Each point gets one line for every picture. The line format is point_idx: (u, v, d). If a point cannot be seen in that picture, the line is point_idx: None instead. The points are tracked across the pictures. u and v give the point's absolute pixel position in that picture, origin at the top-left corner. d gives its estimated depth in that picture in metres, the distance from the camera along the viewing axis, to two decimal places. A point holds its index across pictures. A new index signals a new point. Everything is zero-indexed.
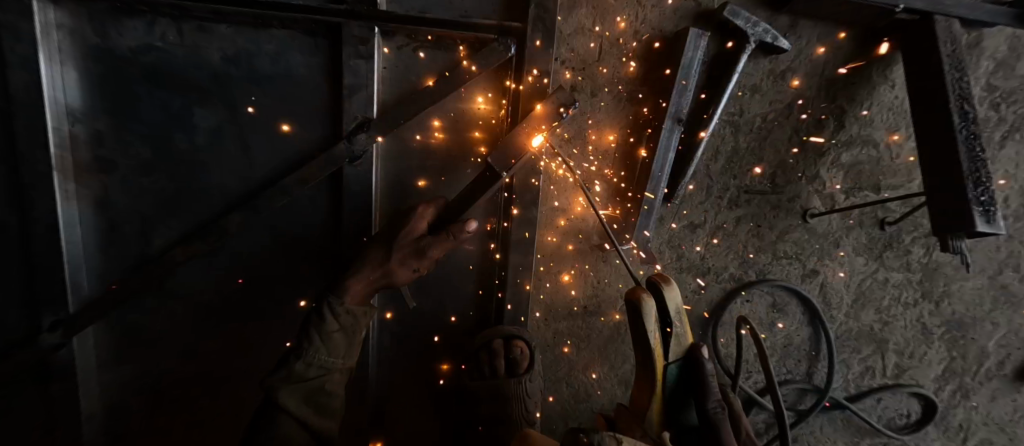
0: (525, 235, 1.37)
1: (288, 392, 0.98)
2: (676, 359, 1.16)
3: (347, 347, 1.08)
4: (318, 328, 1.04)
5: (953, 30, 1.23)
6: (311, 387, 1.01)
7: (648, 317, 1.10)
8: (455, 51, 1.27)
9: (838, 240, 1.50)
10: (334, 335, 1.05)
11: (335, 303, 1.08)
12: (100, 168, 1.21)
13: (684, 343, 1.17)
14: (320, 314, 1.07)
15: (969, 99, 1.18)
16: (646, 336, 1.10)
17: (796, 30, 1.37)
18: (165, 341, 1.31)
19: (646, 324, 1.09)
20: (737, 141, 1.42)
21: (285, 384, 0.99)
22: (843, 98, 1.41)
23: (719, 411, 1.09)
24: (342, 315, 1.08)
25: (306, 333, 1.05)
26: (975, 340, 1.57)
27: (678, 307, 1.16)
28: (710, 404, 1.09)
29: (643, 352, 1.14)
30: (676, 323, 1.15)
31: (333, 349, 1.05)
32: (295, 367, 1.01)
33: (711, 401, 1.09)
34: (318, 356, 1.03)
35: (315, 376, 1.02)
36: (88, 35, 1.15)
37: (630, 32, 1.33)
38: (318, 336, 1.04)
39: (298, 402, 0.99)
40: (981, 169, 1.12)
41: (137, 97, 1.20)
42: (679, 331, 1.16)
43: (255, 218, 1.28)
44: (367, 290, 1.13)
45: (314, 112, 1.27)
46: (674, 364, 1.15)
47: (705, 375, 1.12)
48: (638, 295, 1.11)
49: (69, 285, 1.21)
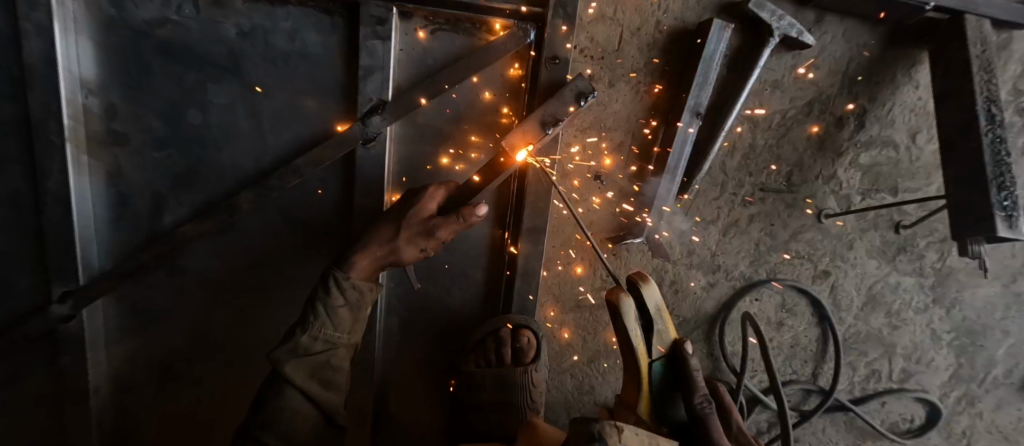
0: (537, 226, 1.36)
1: (295, 366, 1.00)
2: (660, 356, 1.13)
3: (346, 321, 1.06)
4: (324, 302, 1.04)
5: (983, 31, 1.18)
6: (317, 362, 1.02)
7: (626, 316, 1.05)
8: (474, 35, 1.25)
9: (852, 242, 1.49)
10: (340, 311, 1.05)
11: (340, 275, 1.06)
12: (113, 141, 1.22)
13: (667, 339, 1.14)
14: (325, 289, 1.05)
15: (997, 101, 1.14)
16: (629, 337, 1.05)
17: (821, 25, 1.31)
18: (172, 317, 1.32)
19: (625, 322, 1.04)
20: (755, 137, 1.38)
21: (290, 357, 1.00)
22: (865, 98, 1.37)
23: (705, 405, 1.06)
24: (348, 290, 1.06)
25: (311, 307, 1.05)
26: (983, 347, 1.59)
27: (657, 305, 1.13)
28: (696, 399, 1.07)
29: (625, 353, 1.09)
30: (657, 320, 1.12)
31: (339, 323, 1.05)
32: (301, 340, 1.01)
33: (698, 395, 1.08)
34: (324, 331, 1.03)
35: (321, 351, 1.02)
36: (104, 6, 1.15)
37: (652, 21, 1.30)
38: (324, 310, 1.04)
39: (305, 377, 1.01)
40: (1005, 173, 1.08)
41: (151, 71, 1.20)
42: (662, 328, 1.13)
43: (266, 198, 1.27)
44: (373, 265, 1.10)
45: (326, 90, 1.25)
46: (659, 361, 1.12)
47: (692, 371, 1.10)
48: (616, 294, 1.06)
49: (81, 259, 1.22)
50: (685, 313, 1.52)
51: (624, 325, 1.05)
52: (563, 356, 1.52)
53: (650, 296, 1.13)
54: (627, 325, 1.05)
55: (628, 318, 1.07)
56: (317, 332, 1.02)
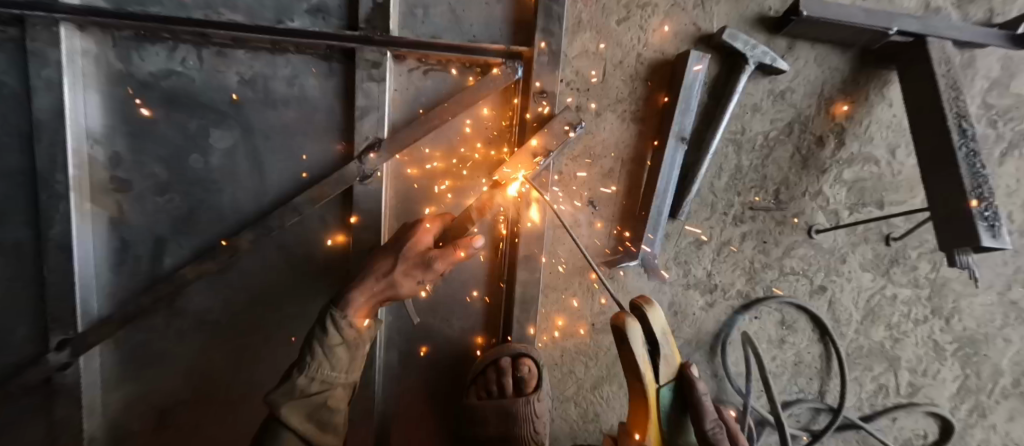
0: (532, 253, 1.36)
1: (291, 408, 0.99)
2: (667, 382, 1.11)
3: (342, 361, 1.06)
4: (321, 341, 1.04)
5: (946, 52, 1.25)
6: (315, 402, 1.02)
7: (632, 343, 1.03)
8: (464, 74, 1.31)
9: (844, 256, 1.51)
10: (337, 349, 1.05)
11: (337, 313, 1.06)
12: (117, 187, 1.26)
13: (674, 364, 1.12)
14: (322, 328, 1.06)
15: (967, 116, 1.19)
16: (638, 364, 1.04)
17: (793, 52, 1.37)
18: (172, 360, 1.32)
19: (633, 351, 1.02)
20: (739, 159, 1.43)
21: (286, 399, 1.00)
22: (842, 117, 1.42)
23: (715, 431, 1.09)
24: (346, 329, 1.06)
25: (308, 346, 1.05)
26: (988, 357, 1.59)
27: (663, 329, 1.10)
28: (706, 423, 1.09)
29: (631, 378, 1.09)
30: (664, 345, 1.10)
31: (336, 362, 1.06)
32: (297, 382, 1.01)
33: (708, 421, 1.09)
34: (321, 371, 1.03)
35: (318, 391, 1.03)
36: (112, 61, 1.21)
37: (634, 54, 1.36)
38: (321, 349, 1.04)
39: (301, 419, 1.00)
40: (983, 185, 1.12)
41: (156, 119, 1.25)
42: (668, 353, 1.11)
43: (266, 237, 1.29)
44: (371, 302, 1.11)
45: (324, 132, 1.30)
46: (666, 388, 1.11)
47: (700, 397, 1.10)
48: (622, 321, 1.03)
49: (80, 308, 1.24)
50: (686, 335, 1.52)
51: (633, 354, 1.03)
52: (568, 385, 1.52)
53: (655, 320, 1.11)
54: (637, 354, 1.03)
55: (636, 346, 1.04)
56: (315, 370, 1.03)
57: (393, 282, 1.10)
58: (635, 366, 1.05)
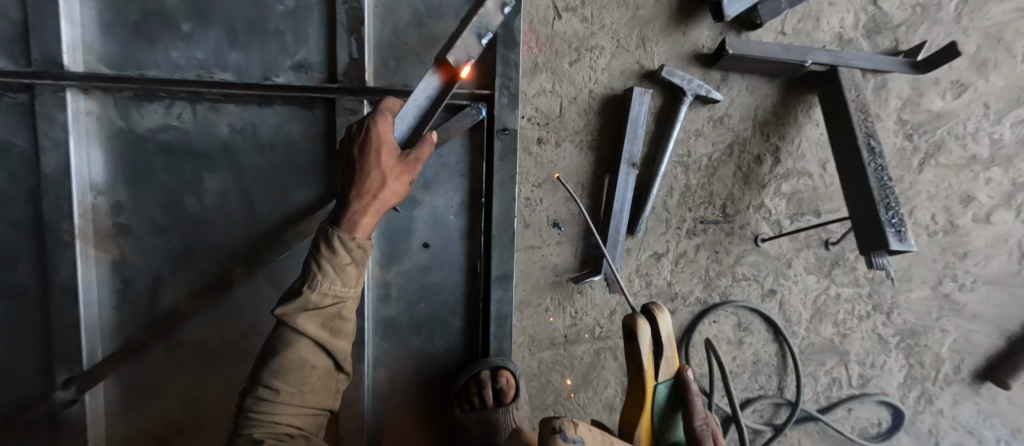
0: (506, 272, 1.47)
1: (307, 318, 1.03)
2: (664, 380, 1.15)
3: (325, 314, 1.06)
4: (331, 260, 1.04)
5: (855, 80, 1.43)
6: (329, 313, 1.06)
7: (641, 340, 1.07)
8: (435, 115, 1.45)
9: (790, 261, 1.66)
10: (347, 267, 1.06)
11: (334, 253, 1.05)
12: (119, 232, 1.37)
13: (672, 365, 1.16)
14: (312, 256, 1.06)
15: (875, 135, 1.37)
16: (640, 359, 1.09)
17: (727, 83, 1.55)
18: (170, 388, 1.44)
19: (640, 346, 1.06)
20: (688, 178, 1.58)
21: (300, 310, 1.03)
22: (775, 137, 1.59)
23: (707, 432, 1.11)
24: (354, 248, 1.06)
25: (311, 262, 1.06)
26: (929, 347, 1.74)
27: (669, 331, 1.15)
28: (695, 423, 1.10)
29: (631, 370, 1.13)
30: (668, 346, 1.15)
31: (346, 279, 1.07)
32: (310, 297, 1.03)
33: (700, 421, 1.11)
34: (332, 286, 1.05)
35: (330, 304, 1.05)
36: (114, 119, 1.34)
37: (586, 90, 1.52)
38: (327, 265, 1.05)
39: (315, 326, 1.05)
40: (890, 194, 1.29)
41: (154, 169, 1.37)
42: (668, 353, 1.15)
43: (258, 271, 1.42)
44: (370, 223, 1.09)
45: (310, 173, 1.44)
46: (662, 386, 1.14)
47: (693, 398, 1.12)
48: (635, 319, 1.08)
49: (85, 346, 1.35)
50: None
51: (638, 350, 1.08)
52: (546, 393, 1.64)
53: (664, 322, 1.15)
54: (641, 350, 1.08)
55: (642, 342, 1.08)
56: (291, 360, 1.01)
57: (381, 175, 1.07)
58: (638, 359, 1.10)
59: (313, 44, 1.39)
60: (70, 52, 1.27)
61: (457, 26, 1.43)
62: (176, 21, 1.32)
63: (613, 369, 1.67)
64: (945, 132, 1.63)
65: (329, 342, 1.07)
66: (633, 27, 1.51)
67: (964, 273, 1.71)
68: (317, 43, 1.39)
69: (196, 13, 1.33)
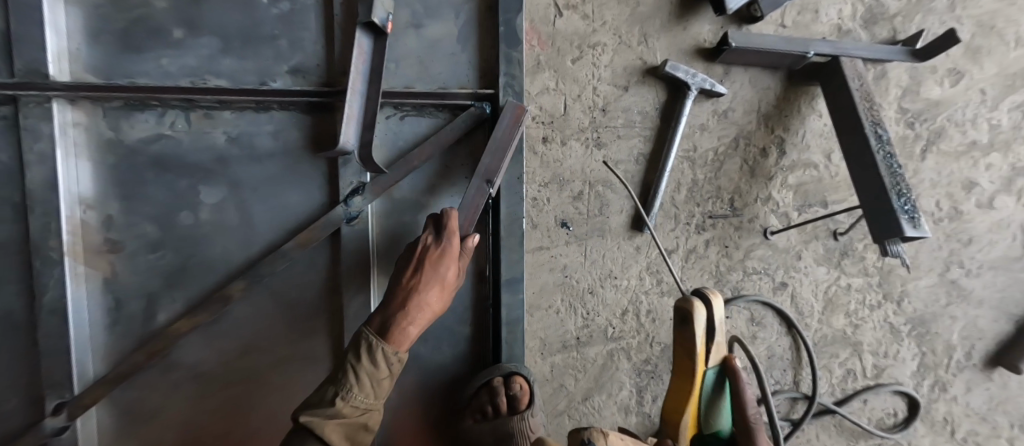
0: (515, 275, 1.44)
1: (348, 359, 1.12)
2: (713, 365, 1.15)
3: (375, 387, 1.11)
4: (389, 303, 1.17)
5: (857, 68, 1.43)
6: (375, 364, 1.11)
7: (696, 321, 1.11)
8: (436, 116, 1.42)
9: (799, 253, 1.65)
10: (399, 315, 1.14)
11: (388, 349, 1.11)
12: (110, 248, 1.31)
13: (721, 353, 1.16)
14: (356, 354, 1.11)
15: (881, 123, 1.37)
16: (696, 346, 1.11)
17: (730, 76, 1.55)
18: (168, 412, 1.38)
19: (695, 329, 1.10)
20: (694, 174, 1.57)
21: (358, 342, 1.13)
22: (779, 129, 1.59)
23: (757, 416, 1.09)
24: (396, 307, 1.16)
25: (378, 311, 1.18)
26: (939, 334, 1.73)
27: (722, 318, 1.16)
28: (749, 408, 1.10)
29: (684, 354, 1.14)
30: (720, 334, 1.14)
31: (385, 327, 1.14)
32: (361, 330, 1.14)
33: (751, 408, 1.10)
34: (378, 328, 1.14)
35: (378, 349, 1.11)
36: (102, 130, 1.28)
37: (589, 88, 1.50)
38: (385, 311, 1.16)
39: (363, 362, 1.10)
40: (901, 182, 1.29)
41: (146, 181, 1.31)
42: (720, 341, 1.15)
43: (259, 284, 1.36)
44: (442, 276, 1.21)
45: (309, 181, 1.39)
46: (710, 370, 1.15)
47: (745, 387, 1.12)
48: (687, 302, 1.12)
49: (75, 368, 1.28)
50: (665, 339, 1.63)
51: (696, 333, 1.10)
52: (558, 398, 1.60)
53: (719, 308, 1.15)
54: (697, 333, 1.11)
55: (699, 326, 1.11)
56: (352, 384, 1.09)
57: (440, 275, 1.20)
58: (689, 341, 1.13)
59: (310, 49, 1.35)
60: (55, 61, 1.22)
61: (457, 26, 1.40)
62: (166, 27, 1.28)
63: (627, 370, 1.63)
64: (945, 119, 1.64)
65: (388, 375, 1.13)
66: (633, 23, 1.50)
67: (970, 259, 1.71)
68: (313, 47, 1.36)
69: (187, 19, 1.29)
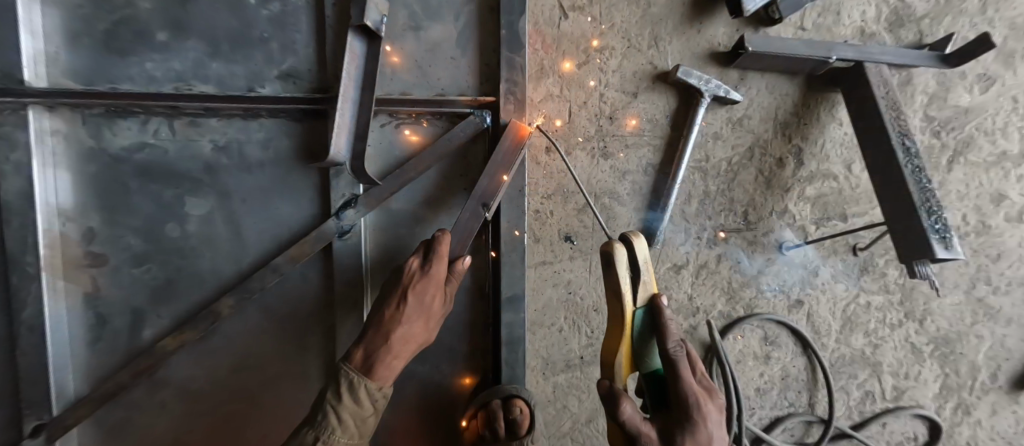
0: (515, 294, 1.37)
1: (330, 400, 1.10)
2: (641, 305, 1.07)
3: (359, 425, 1.11)
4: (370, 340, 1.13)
5: (883, 75, 1.34)
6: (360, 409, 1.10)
7: (618, 265, 1.01)
8: (435, 125, 1.35)
9: (817, 269, 1.56)
10: (386, 357, 1.12)
11: (371, 386, 1.10)
12: (90, 262, 1.24)
13: (649, 291, 1.07)
14: (336, 393, 1.10)
15: (909, 134, 1.28)
16: (620, 287, 1.02)
17: (745, 82, 1.46)
18: (155, 433, 1.31)
19: (617, 274, 1.01)
20: (706, 185, 1.49)
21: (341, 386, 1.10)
22: (797, 138, 1.50)
23: (678, 352, 1.02)
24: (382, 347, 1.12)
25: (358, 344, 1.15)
26: (964, 354, 1.63)
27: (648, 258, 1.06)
28: (671, 346, 1.02)
29: (610, 295, 1.06)
30: (645, 273, 1.06)
31: (371, 369, 1.11)
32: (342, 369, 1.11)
33: (672, 342, 1.02)
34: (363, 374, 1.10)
35: (364, 393, 1.10)
36: (83, 138, 1.21)
37: (596, 94, 1.42)
38: (368, 350, 1.13)
39: (347, 406, 1.09)
40: (931, 199, 1.20)
41: (128, 192, 1.25)
42: (646, 279, 1.07)
43: (249, 301, 1.30)
44: (431, 308, 1.17)
45: (302, 193, 1.32)
46: (640, 311, 1.06)
47: (669, 323, 1.04)
48: (609, 245, 1.01)
49: (55, 387, 1.22)
50: None
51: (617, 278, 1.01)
52: (561, 419, 1.52)
53: (642, 248, 1.06)
54: (620, 277, 1.02)
55: (621, 268, 1.02)
56: (337, 431, 1.08)
57: (425, 308, 1.16)
58: (614, 284, 1.03)
59: (302, 52, 1.28)
60: (32, 65, 1.16)
61: (457, 29, 1.33)
62: (151, 29, 1.21)
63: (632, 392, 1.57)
64: (974, 128, 1.54)
65: (373, 414, 1.13)
66: (644, 26, 1.41)
67: (997, 276, 1.61)
68: (304, 50, 1.28)
69: (173, 20, 1.22)
